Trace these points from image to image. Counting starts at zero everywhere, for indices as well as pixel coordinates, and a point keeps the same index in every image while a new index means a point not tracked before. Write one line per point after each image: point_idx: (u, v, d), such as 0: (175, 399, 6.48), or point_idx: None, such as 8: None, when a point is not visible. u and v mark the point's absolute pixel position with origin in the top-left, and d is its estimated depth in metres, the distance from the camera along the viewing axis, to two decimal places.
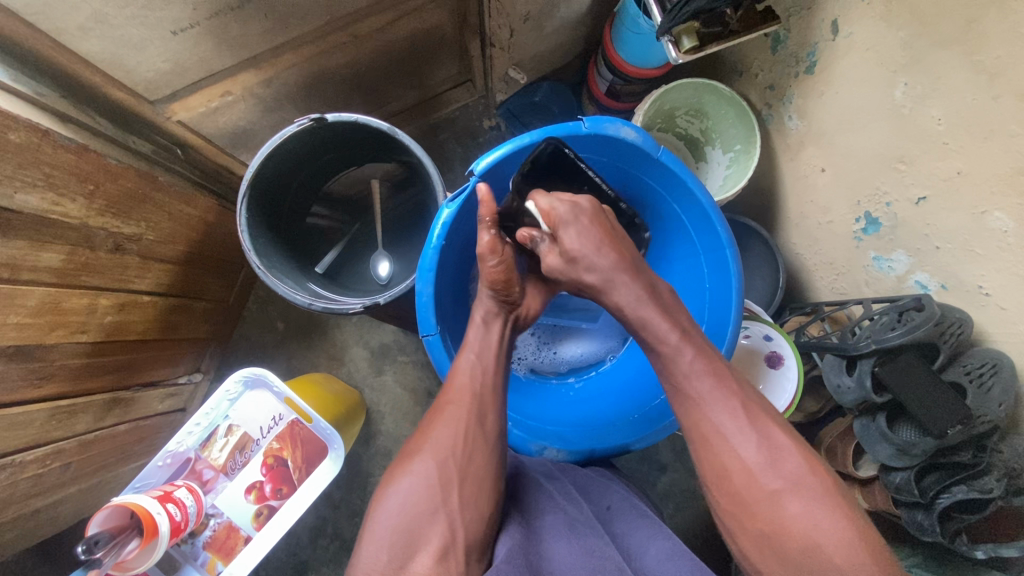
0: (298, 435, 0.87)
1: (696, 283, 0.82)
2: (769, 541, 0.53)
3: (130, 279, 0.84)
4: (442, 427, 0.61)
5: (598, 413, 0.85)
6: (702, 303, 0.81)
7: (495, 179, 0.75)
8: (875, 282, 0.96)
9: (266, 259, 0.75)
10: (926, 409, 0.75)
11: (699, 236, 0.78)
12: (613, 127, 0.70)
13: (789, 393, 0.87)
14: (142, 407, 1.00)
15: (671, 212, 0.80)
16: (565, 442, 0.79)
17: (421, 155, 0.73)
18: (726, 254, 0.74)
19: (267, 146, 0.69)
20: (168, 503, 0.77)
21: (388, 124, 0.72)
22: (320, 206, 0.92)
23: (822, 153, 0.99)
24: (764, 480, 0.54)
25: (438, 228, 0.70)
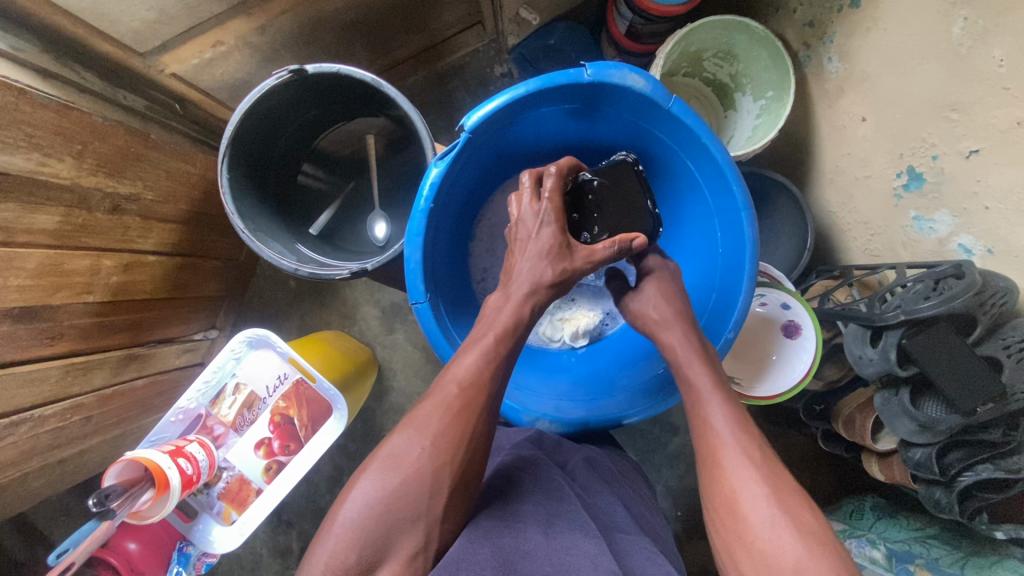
0: (303, 394, 0.88)
1: (709, 246, 0.76)
2: (746, 550, 0.53)
3: (132, 239, 0.84)
4: (434, 416, 0.59)
5: (592, 386, 0.84)
6: (715, 267, 0.75)
7: (489, 135, 0.70)
8: (913, 244, 0.89)
9: (251, 223, 0.73)
10: (954, 383, 0.69)
11: (713, 196, 0.71)
12: (619, 74, 0.63)
13: (805, 365, 0.81)
14: (160, 362, 1.03)
15: (682, 169, 0.74)
16: (558, 413, 0.79)
17: (406, 109, 0.68)
18: (740, 216, 0.68)
19: (245, 102, 0.65)
20: (179, 458, 0.79)
21: (372, 75, 0.68)
22: (316, 160, 0.88)
23: (864, 100, 0.89)
24: (759, 510, 0.54)
25: (425, 189, 0.66)
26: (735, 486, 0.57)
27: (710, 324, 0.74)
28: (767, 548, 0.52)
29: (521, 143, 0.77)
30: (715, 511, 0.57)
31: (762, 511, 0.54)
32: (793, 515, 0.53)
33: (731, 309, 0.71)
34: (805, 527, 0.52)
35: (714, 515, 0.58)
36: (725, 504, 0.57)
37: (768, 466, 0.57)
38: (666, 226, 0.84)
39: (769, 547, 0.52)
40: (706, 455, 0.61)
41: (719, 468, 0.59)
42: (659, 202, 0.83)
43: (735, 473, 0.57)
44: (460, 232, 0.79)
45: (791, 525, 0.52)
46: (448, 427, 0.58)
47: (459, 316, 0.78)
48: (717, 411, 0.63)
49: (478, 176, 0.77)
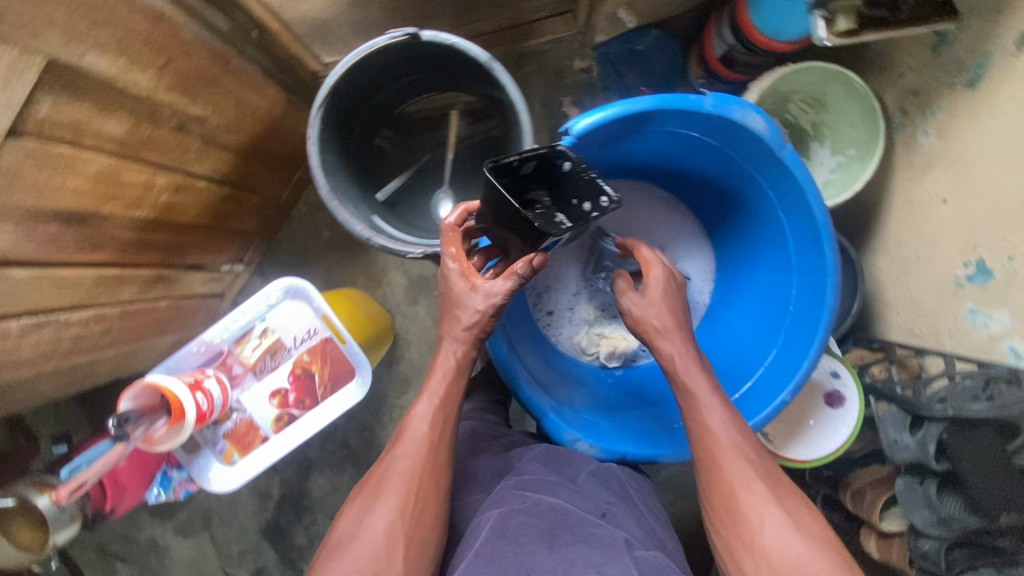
0: (329, 352, 0.86)
1: (775, 301, 0.74)
2: (749, 550, 0.58)
3: (189, 162, 0.81)
4: (389, 483, 0.62)
5: (630, 415, 0.82)
6: (777, 324, 0.74)
7: (587, 144, 0.67)
8: (960, 334, 0.88)
9: (331, 180, 0.72)
10: (987, 487, 0.67)
11: (798, 254, 0.69)
12: (741, 112, 0.60)
13: (841, 437, 0.81)
14: (185, 287, 1.02)
15: (771, 218, 0.71)
16: (598, 438, 0.77)
17: (515, 97, 0.68)
18: (825, 282, 0.65)
19: (353, 55, 0.66)
20: (197, 392, 0.78)
21: (486, 53, 0.67)
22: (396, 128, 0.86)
23: (950, 181, 0.87)
24: (756, 511, 0.60)
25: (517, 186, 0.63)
26: (737, 490, 0.61)
27: (766, 382, 0.72)
28: (767, 545, 0.58)
29: (610, 156, 0.75)
30: (716, 511, 0.62)
31: (762, 514, 0.59)
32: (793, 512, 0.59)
33: (791, 371, 0.69)
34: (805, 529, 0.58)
35: (715, 514, 0.63)
36: (726, 504, 0.62)
37: (764, 468, 0.63)
38: (733, 267, 0.82)
39: (769, 541, 0.58)
40: (705, 457, 0.65)
41: (718, 470, 0.63)
42: (731, 242, 0.81)
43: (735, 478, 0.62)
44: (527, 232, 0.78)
45: (792, 523, 0.58)
46: (407, 490, 0.61)
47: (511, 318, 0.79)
48: (716, 414, 0.66)
49: None
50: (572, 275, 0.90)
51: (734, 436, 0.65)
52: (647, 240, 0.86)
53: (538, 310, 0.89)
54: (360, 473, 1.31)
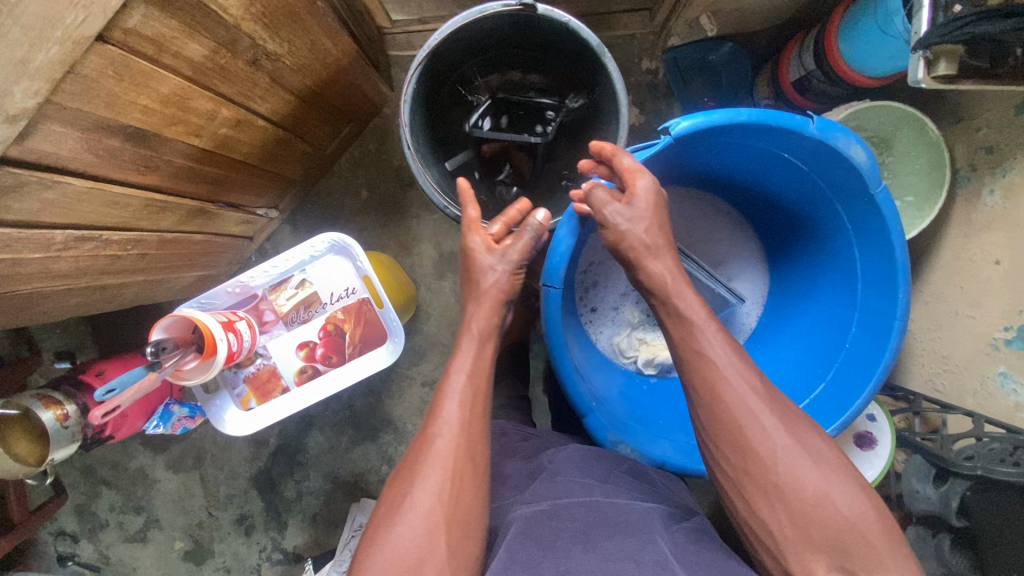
0: (363, 314, 0.84)
1: (831, 333, 0.76)
2: (761, 480, 0.55)
3: (253, 98, 0.79)
4: (428, 466, 0.61)
5: (666, 423, 0.83)
6: (831, 357, 0.75)
7: (681, 145, 0.67)
8: (985, 395, 0.90)
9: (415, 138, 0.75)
10: (999, 550, 0.68)
11: (868, 293, 0.70)
12: (849, 144, 0.61)
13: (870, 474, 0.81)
14: (221, 224, 1.00)
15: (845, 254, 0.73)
16: (641, 442, 0.78)
17: (618, 86, 0.70)
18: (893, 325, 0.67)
19: (463, 18, 0.67)
20: (229, 332, 0.76)
21: (599, 41, 0.68)
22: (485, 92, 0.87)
23: (1007, 244, 0.87)
24: (765, 445, 0.56)
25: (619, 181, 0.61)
26: (746, 426, 0.56)
27: (813, 412, 0.74)
28: (781, 474, 0.55)
29: (695, 162, 0.75)
30: (721, 450, 0.58)
31: (774, 443, 0.56)
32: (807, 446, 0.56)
33: (841, 408, 0.70)
34: (819, 462, 0.55)
35: (719, 451, 0.58)
36: (731, 441, 0.57)
37: (772, 402, 0.58)
38: (790, 295, 0.83)
39: (785, 477, 0.55)
40: (706, 399, 0.59)
41: (722, 406, 0.58)
42: (793, 269, 0.83)
43: (737, 412, 0.57)
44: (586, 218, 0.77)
45: (808, 456, 0.55)
46: (445, 473, 0.60)
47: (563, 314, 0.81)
48: (712, 339, 0.60)
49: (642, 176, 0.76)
50: (620, 278, 0.93)
51: (734, 364, 0.59)
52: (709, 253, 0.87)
53: (582, 304, 0.93)
54: (359, 437, 1.31)
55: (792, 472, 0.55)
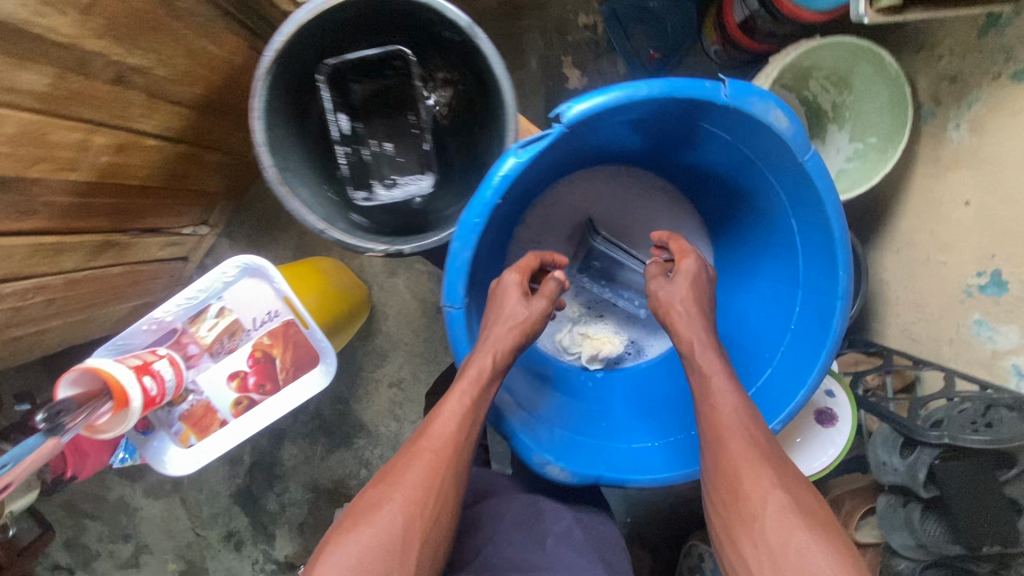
0: (290, 337, 0.80)
1: (774, 318, 0.68)
2: (747, 531, 0.52)
3: (131, 119, 0.72)
4: (407, 476, 0.59)
5: (605, 429, 0.72)
6: (775, 343, 0.67)
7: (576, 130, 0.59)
8: (961, 343, 0.84)
9: (277, 153, 0.63)
10: (970, 517, 0.65)
11: (808, 270, 0.63)
12: (761, 105, 0.52)
13: (829, 457, 0.78)
14: (140, 252, 0.94)
15: (783, 228, 0.65)
16: (570, 456, 0.67)
17: (496, 71, 0.59)
18: (834, 305, 0.59)
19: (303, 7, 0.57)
20: (145, 376, 0.72)
21: (467, 19, 0.59)
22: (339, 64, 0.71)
23: (976, 183, 0.80)
24: (757, 490, 0.52)
25: (495, 179, 0.54)
26: (739, 466, 0.54)
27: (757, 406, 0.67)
28: (771, 528, 0.51)
29: (606, 139, 0.67)
30: (717, 493, 0.55)
31: (767, 493, 0.52)
32: (799, 500, 0.52)
33: (785, 400, 0.63)
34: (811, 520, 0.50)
35: (714, 495, 0.56)
36: (725, 485, 0.55)
37: (773, 452, 0.55)
38: (734, 274, 0.76)
39: (771, 525, 0.51)
40: (712, 443, 0.57)
41: (721, 441, 0.57)
42: (736, 246, 0.75)
43: (734, 447, 0.55)
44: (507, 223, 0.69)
45: (799, 514, 0.51)
46: (422, 482, 0.59)
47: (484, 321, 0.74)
48: (727, 397, 0.58)
49: (552, 164, 0.69)
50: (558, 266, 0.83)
51: (745, 422, 0.57)
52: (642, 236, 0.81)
53: None
54: (333, 444, 1.29)
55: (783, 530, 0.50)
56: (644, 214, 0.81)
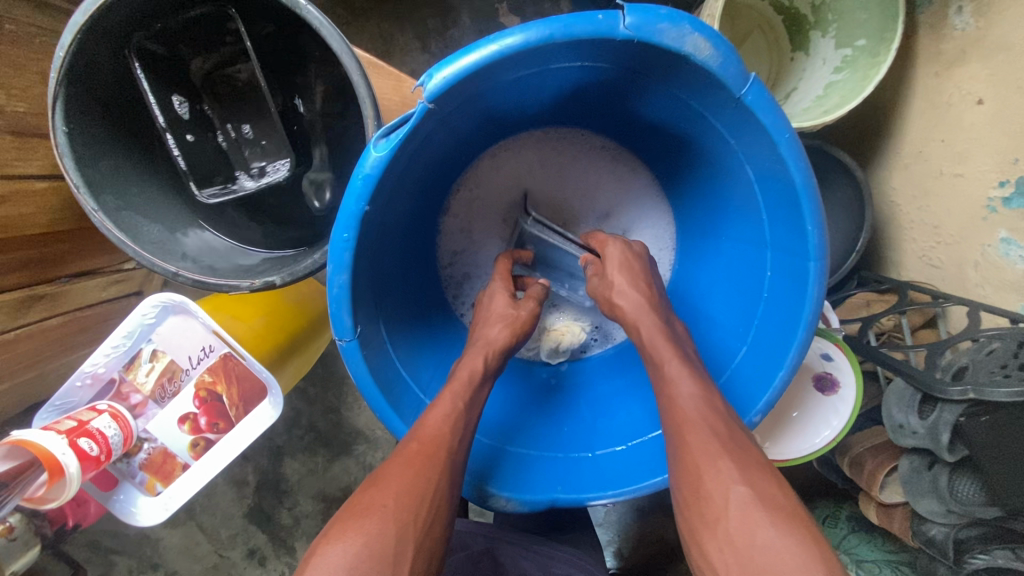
0: (232, 370, 0.75)
1: (746, 282, 0.60)
2: (710, 532, 0.45)
3: (6, 162, 0.65)
4: (373, 488, 0.50)
5: (569, 434, 0.66)
6: (749, 312, 0.60)
7: (465, 99, 0.50)
8: (989, 266, 0.72)
9: (100, 189, 0.53)
10: (1006, 480, 0.55)
11: (775, 226, 0.54)
12: (671, 31, 0.42)
13: (825, 435, 0.68)
14: (79, 297, 0.87)
15: (741, 178, 0.56)
16: (525, 483, 0.60)
17: (335, 47, 0.48)
18: (807, 267, 0.51)
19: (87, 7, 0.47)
20: (79, 439, 0.67)
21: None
22: (148, 38, 0.55)
23: (991, 74, 0.68)
24: (715, 482, 0.46)
25: (359, 177, 0.46)
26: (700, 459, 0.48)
27: (737, 384, 0.59)
28: (736, 519, 0.44)
29: (523, 101, 0.58)
30: (681, 492, 0.49)
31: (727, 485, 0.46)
32: (767, 496, 0.45)
33: (764, 382, 0.56)
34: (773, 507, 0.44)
35: (680, 494, 0.49)
36: (683, 481, 0.49)
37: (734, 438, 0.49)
38: (702, 237, 0.68)
39: (733, 528, 0.44)
40: (672, 437, 0.52)
41: (682, 433, 0.51)
42: (698, 204, 0.67)
43: (695, 442, 0.49)
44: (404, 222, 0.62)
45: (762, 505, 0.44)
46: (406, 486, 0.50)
47: (416, 330, 0.67)
48: (687, 388, 0.53)
49: (453, 144, 0.62)
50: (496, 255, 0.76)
51: (704, 411, 0.52)
52: (590, 206, 0.74)
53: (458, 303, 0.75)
54: (333, 453, 1.24)
55: (746, 524, 0.44)
56: (585, 185, 0.73)
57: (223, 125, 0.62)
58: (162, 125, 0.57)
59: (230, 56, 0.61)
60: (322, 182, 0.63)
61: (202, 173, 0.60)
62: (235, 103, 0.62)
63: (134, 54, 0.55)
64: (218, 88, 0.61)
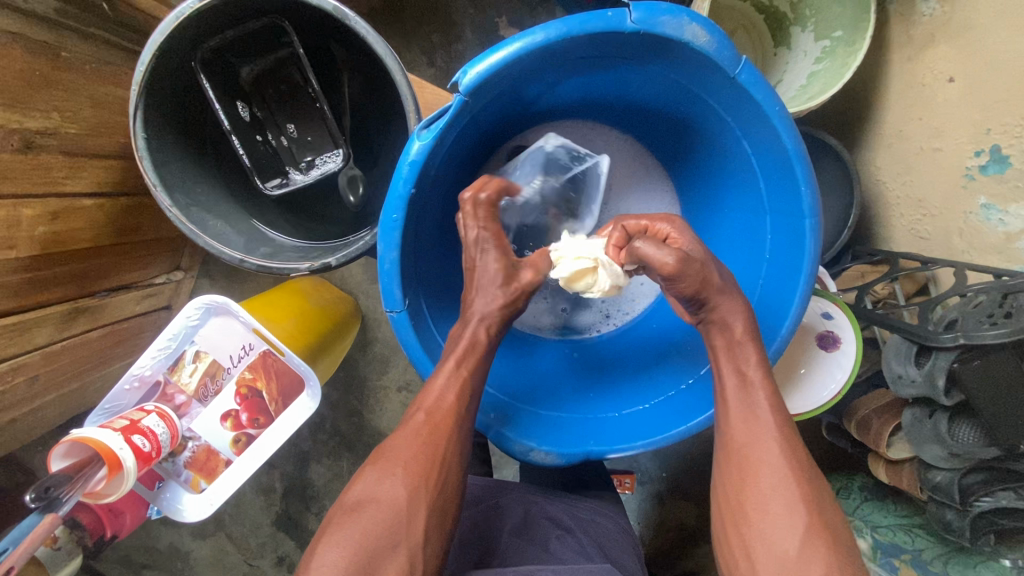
0: (271, 366, 0.80)
1: (750, 250, 0.66)
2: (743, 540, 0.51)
3: (59, 181, 0.70)
4: (401, 451, 0.55)
5: (594, 399, 0.71)
6: (753, 278, 0.65)
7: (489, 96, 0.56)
8: (972, 232, 0.77)
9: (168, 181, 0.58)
10: (1001, 424, 0.60)
11: (771, 192, 0.60)
12: (672, 23, 0.48)
13: (834, 387, 0.73)
14: (117, 311, 0.92)
15: (739, 151, 0.62)
16: (558, 439, 0.64)
17: (380, 50, 0.54)
18: (803, 224, 0.57)
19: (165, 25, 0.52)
20: (133, 435, 0.72)
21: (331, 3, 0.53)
22: (209, 50, 0.61)
23: (956, 55, 0.75)
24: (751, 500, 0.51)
25: (405, 167, 0.52)
26: (750, 476, 0.52)
27: None
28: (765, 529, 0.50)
29: (539, 95, 0.64)
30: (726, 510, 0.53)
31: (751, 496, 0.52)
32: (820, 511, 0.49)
33: (771, 335, 0.61)
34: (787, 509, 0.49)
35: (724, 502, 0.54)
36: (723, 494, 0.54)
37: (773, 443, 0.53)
38: (705, 212, 0.73)
39: (795, 554, 0.48)
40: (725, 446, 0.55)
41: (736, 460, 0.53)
42: (700, 182, 0.72)
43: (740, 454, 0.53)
44: (437, 215, 0.67)
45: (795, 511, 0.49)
46: (424, 451, 0.54)
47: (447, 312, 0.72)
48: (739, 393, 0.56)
49: (478, 140, 0.68)
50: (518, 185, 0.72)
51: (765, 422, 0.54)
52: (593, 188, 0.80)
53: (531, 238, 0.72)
54: (358, 457, 1.27)
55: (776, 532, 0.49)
56: None
57: (275, 128, 0.68)
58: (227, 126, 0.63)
59: (279, 66, 0.66)
60: (355, 178, 0.68)
61: (263, 166, 0.67)
62: (287, 109, 0.68)
63: (201, 67, 0.60)
64: (270, 95, 0.67)
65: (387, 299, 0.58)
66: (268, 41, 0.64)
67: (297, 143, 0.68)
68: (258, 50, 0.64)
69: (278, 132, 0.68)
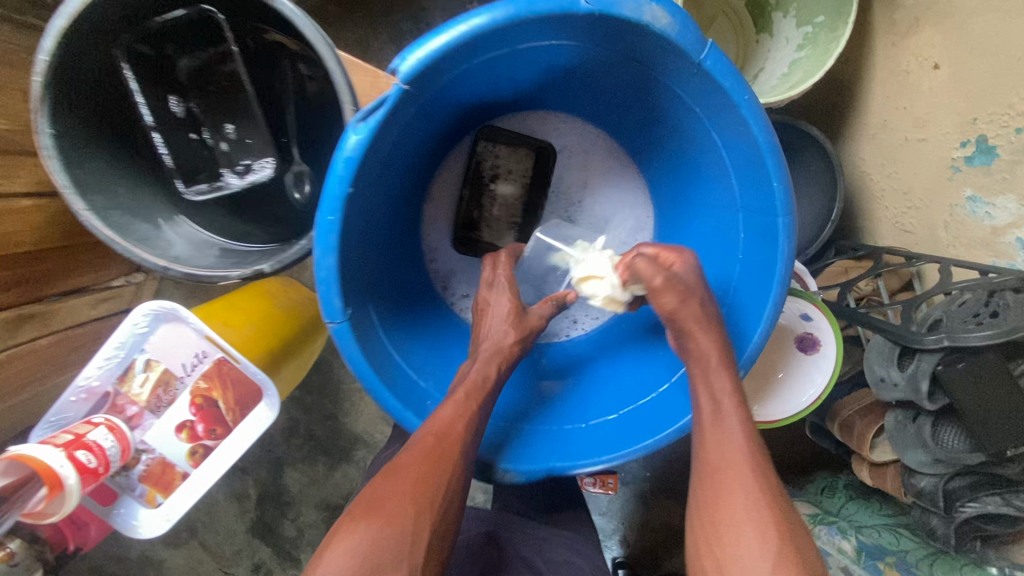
0: (227, 374, 0.76)
1: (720, 248, 0.63)
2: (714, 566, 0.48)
3: None
4: None
5: (566, 409, 0.68)
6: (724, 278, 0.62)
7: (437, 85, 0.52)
8: (958, 226, 0.74)
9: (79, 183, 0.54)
10: (986, 430, 0.58)
11: (742, 188, 0.57)
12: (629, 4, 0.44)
13: (815, 390, 0.70)
14: (68, 317, 0.87)
15: (708, 144, 0.58)
16: (526, 453, 0.62)
17: (308, 33, 0.50)
18: (776, 224, 0.54)
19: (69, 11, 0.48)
20: (77, 451, 0.67)
21: None
22: (133, 38, 0.57)
23: (941, 40, 0.71)
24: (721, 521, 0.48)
25: (342, 163, 0.48)
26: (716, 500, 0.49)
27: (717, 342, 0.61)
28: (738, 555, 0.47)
29: (494, 84, 0.61)
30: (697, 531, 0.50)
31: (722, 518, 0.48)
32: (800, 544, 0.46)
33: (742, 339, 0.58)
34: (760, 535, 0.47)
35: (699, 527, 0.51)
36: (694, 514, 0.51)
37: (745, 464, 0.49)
38: (678, 208, 0.70)
39: None
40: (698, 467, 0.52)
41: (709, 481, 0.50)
42: (671, 175, 0.69)
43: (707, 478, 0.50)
44: (388, 213, 0.63)
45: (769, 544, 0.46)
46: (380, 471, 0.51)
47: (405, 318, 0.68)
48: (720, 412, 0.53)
49: (431, 134, 0.64)
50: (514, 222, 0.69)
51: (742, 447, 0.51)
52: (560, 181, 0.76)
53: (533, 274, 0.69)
54: (333, 461, 1.24)
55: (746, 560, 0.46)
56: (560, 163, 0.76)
57: (211, 126, 0.64)
58: (149, 123, 0.61)
59: (216, 57, 0.62)
60: (302, 173, 0.65)
61: (189, 169, 0.64)
62: (223, 103, 0.64)
63: (124, 56, 0.57)
64: (204, 88, 0.63)
65: (329, 309, 0.54)
66: (203, 30, 0.60)
67: (233, 142, 0.65)
68: (189, 39, 0.61)
69: (214, 129, 0.64)
